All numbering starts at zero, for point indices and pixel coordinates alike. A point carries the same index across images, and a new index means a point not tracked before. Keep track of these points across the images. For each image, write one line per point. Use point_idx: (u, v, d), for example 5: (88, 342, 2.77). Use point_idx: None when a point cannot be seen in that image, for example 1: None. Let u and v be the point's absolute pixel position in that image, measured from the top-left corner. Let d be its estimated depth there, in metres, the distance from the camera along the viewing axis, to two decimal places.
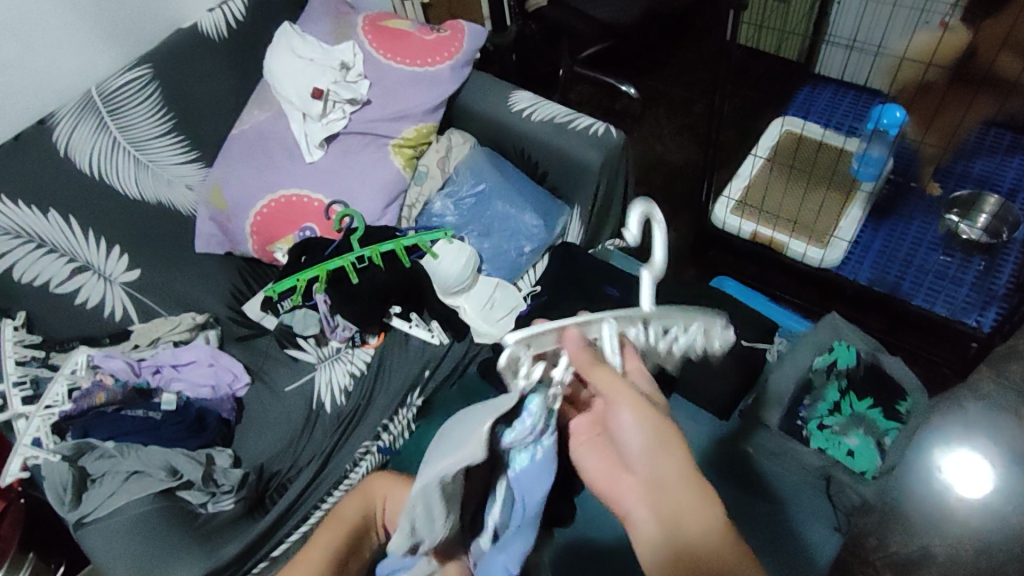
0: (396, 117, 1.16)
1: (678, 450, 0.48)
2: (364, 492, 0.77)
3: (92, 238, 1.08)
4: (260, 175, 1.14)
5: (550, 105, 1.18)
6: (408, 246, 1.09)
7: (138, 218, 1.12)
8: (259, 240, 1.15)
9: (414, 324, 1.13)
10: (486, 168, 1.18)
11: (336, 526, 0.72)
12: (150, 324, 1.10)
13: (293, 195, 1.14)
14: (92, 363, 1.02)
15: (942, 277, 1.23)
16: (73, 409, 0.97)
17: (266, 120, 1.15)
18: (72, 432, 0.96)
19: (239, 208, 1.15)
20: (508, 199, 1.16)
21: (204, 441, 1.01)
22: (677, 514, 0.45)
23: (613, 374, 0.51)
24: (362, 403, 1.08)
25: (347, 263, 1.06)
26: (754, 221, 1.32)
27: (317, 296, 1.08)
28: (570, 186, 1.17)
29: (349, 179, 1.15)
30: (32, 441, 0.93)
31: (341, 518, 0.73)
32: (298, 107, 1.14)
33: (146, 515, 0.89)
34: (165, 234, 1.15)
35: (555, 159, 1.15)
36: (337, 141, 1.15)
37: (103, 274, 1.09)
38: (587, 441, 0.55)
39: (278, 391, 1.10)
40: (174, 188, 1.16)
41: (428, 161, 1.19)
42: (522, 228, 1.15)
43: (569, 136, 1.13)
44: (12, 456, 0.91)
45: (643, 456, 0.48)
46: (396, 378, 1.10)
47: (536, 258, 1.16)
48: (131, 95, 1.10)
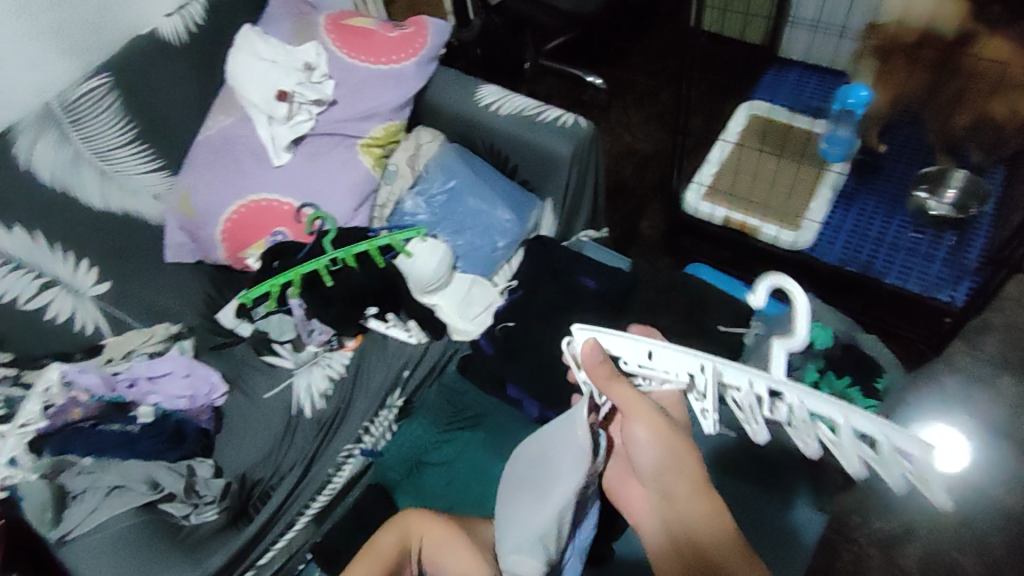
0: (364, 116, 1.16)
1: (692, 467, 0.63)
2: (399, 526, 0.82)
3: (60, 252, 1.06)
4: (228, 181, 1.13)
5: (517, 97, 1.17)
6: (381, 246, 1.08)
7: (107, 229, 1.11)
8: (230, 247, 1.14)
9: (391, 324, 1.10)
10: (456, 164, 1.17)
11: (371, 560, 0.79)
12: (123, 336, 1.09)
13: (262, 199, 1.12)
14: (65, 379, 0.98)
15: (913, 254, 1.25)
16: (48, 427, 0.95)
17: (230, 124, 1.14)
18: (49, 449, 0.94)
19: (208, 216, 1.13)
20: (481, 195, 1.16)
21: (184, 452, 0.99)
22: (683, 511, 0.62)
23: (628, 391, 0.65)
24: (343, 406, 1.07)
25: (321, 266, 1.05)
26: (727, 206, 1.32)
27: (291, 301, 1.05)
28: (541, 179, 1.17)
29: (318, 181, 1.13)
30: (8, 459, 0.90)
31: (376, 549, 0.80)
32: (263, 110, 1.12)
33: (130, 529, 0.88)
34: (134, 248, 1.14)
35: (525, 152, 1.15)
36: (304, 144, 1.14)
37: (72, 288, 1.08)
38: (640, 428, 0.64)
39: (257, 398, 1.09)
40: (140, 198, 1.14)
41: (398, 160, 1.18)
42: (494, 223, 1.15)
43: (538, 128, 1.13)
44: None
45: (661, 467, 0.64)
46: (376, 379, 1.08)
47: (511, 252, 1.16)
48: (93, 104, 1.07)
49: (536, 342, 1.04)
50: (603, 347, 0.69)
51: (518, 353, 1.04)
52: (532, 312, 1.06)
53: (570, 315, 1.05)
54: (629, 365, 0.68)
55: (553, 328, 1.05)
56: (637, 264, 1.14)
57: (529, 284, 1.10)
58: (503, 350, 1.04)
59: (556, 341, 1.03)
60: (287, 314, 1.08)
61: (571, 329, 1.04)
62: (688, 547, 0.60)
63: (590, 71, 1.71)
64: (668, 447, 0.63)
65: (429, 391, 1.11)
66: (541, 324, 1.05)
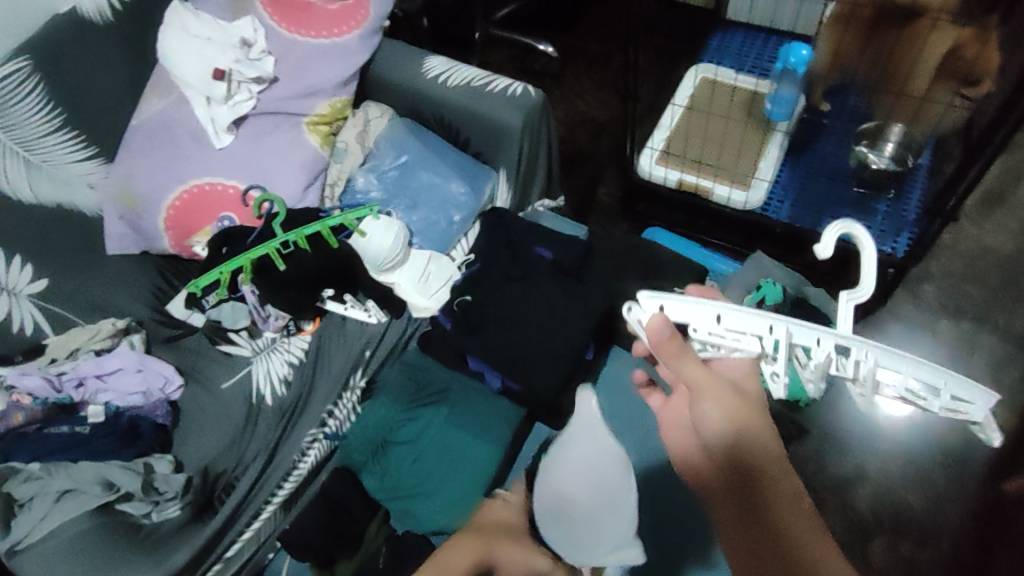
0: (308, 93, 1.12)
1: (758, 414, 0.64)
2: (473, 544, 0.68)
3: None
4: (168, 166, 1.08)
5: (465, 67, 1.15)
6: (334, 227, 1.05)
7: (40, 222, 1.06)
8: (175, 235, 1.09)
9: (349, 305, 1.08)
10: (407, 140, 1.15)
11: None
12: (66, 335, 1.04)
13: (206, 184, 1.08)
14: (7, 382, 0.96)
15: (856, 210, 1.29)
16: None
17: (166, 107, 1.09)
18: None
19: (150, 203, 1.09)
20: (433, 169, 1.14)
21: (140, 450, 0.96)
22: (739, 419, 0.63)
23: (699, 368, 0.65)
24: (305, 390, 1.05)
25: (272, 249, 1.02)
26: (678, 169, 1.34)
27: (244, 287, 1.02)
28: (494, 150, 1.15)
29: (263, 162, 1.09)
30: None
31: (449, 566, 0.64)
32: (200, 90, 1.08)
33: (85, 533, 0.86)
34: (71, 241, 1.09)
35: (475, 123, 1.13)
36: (247, 124, 1.10)
37: (6, 287, 1.03)
38: (708, 390, 0.64)
39: (214, 388, 1.06)
40: (74, 188, 1.09)
41: (347, 137, 1.15)
42: (449, 198, 1.13)
43: (487, 98, 1.11)
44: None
45: (732, 410, 0.64)
46: (337, 362, 1.07)
47: (467, 225, 1.15)
48: (12, 91, 1.00)
49: (497, 313, 1.03)
50: (671, 320, 0.64)
51: (476, 326, 1.03)
52: (492, 284, 1.06)
53: (529, 284, 1.05)
54: (699, 334, 0.62)
55: (512, 299, 1.04)
56: (593, 231, 1.14)
57: (485, 257, 1.09)
58: (461, 323, 1.03)
59: (517, 311, 1.03)
60: (239, 300, 1.03)
61: (531, 298, 1.03)
62: (739, 457, 0.62)
63: (540, 39, 1.69)
64: (739, 413, 0.63)
65: (391, 370, 1.09)
66: (500, 296, 1.04)
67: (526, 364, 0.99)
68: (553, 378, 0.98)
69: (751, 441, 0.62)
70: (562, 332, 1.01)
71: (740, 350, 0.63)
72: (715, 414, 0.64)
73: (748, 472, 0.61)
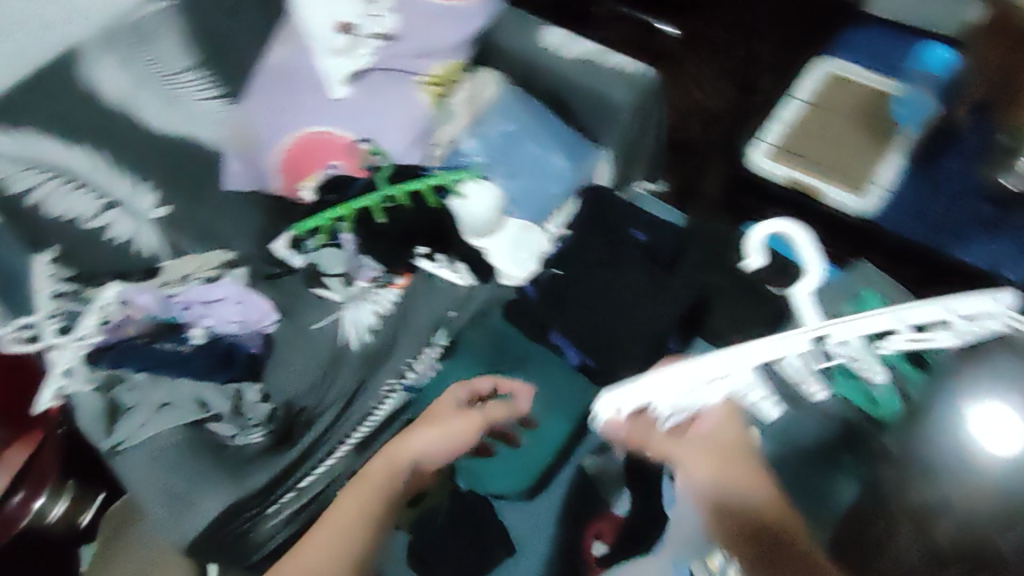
0: (424, 53, 1.13)
1: (746, 468, 0.83)
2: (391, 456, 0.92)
3: (120, 173, 1.07)
4: (286, 111, 1.12)
5: (582, 40, 1.15)
6: (435, 187, 1.08)
7: (164, 151, 1.12)
8: (288, 177, 1.15)
9: (438, 263, 1.10)
10: (515, 108, 1.15)
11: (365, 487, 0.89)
12: (180, 261, 1.12)
13: (320, 132, 1.12)
14: (122, 298, 1.00)
15: (982, 230, 1.19)
16: (105, 341, 0.96)
17: (287, 53, 1.12)
18: (104, 363, 0.94)
19: (268, 145, 1.14)
20: (536, 140, 1.13)
21: (233, 376, 1.02)
22: (737, 484, 0.81)
23: (680, 444, 0.85)
24: (389, 340, 1.09)
25: (374, 203, 1.06)
26: (792, 166, 1.26)
27: (344, 235, 1.06)
28: (601, 127, 1.15)
29: (376, 117, 1.12)
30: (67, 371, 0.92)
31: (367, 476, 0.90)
32: (321, 39, 1.10)
33: (177, 444, 0.92)
34: (188, 173, 1.15)
35: (586, 97, 1.13)
36: (363, 79, 1.12)
37: (131, 210, 1.09)
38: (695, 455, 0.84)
39: (306, 328, 1.13)
40: (199, 122, 1.14)
41: (455, 100, 1.15)
42: (550, 170, 1.13)
43: (601, 73, 1.12)
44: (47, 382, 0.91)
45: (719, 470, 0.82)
46: (418, 317, 1.11)
47: (564, 199, 1.13)
48: (155, 28, 1.09)
49: (582, 293, 1.02)
50: (625, 423, 0.83)
51: (558, 304, 1.03)
52: (584, 259, 1.05)
53: (616, 265, 1.03)
54: (661, 411, 0.81)
55: (599, 280, 1.03)
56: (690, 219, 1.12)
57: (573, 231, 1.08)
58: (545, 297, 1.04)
59: (603, 290, 1.01)
60: (337, 246, 1.07)
61: (617, 282, 1.02)
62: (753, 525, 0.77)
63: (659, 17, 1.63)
64: (718, 468, 0.82)
65: (475, 332, 1.10)
66: (586, 274, 1.04)
67: (605, 346, 0.98)
68: (632, 364, 0.97)
69: (738, 499, 0.79)
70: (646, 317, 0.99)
71: (694, 407, 0.83)
72: (710, 470, 0.82)
73: (757, 530, 0.76)
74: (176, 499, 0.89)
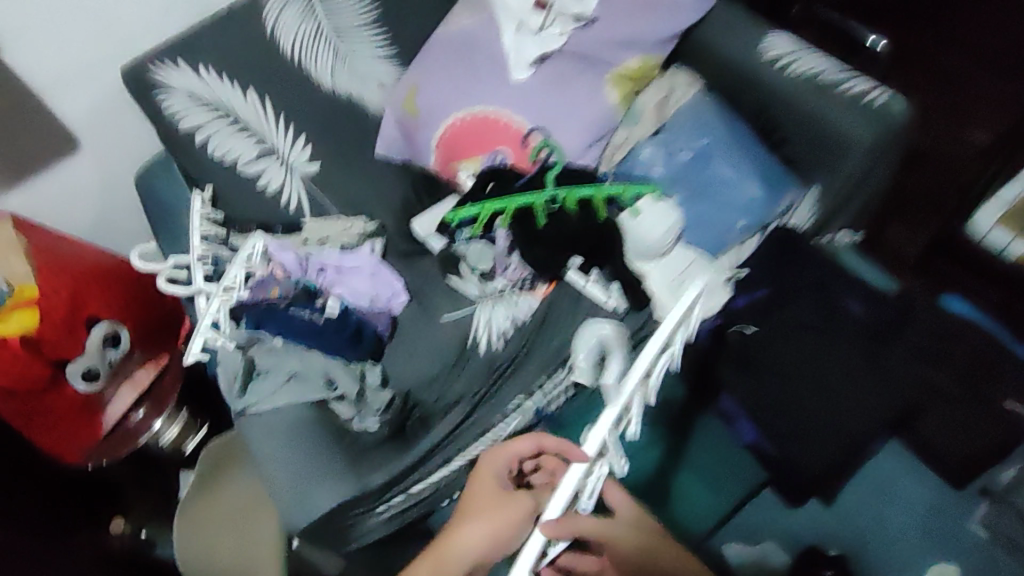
0: (622, 44, 1.01)
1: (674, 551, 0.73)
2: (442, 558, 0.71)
3: (282, 122, 1.05)
4: (461, 85, 1.03)
5: (814, 54, 0.99)
6: (608, 197, 0.95)
7: (329, 108, 1.07)
8: (445, 155, 1.04)
9: (591, 280, 0.97)
10: (713, 120, 1.01)
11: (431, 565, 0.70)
12: (325, 222, 1.04)
13: (491, 114, 1.01)
14: (267, 252, 0.98)
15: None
16: (249, 297, 0.91)
17: (475, 24, 1.03)
18: (247, 318, 0.91)
19: (432, 117, 1.04)
20: (730, 161, 0.99)
21: (360, 355, 0.95)
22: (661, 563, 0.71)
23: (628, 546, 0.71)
24: (522, 353, 0.97)
25: (538, 203, 0.95)
26: None
27: (500, 231, 0.96)
28: (811, 161, 0.97)
29: (556, 106, 1.00)
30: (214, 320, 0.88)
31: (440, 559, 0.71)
32: (513, 15, 1.01)
33: (301, 420, 0.90)
34: (346, 131, 1.08)
35: (803, 123, 0.97)
36: (550, 62, 1.01)
37: (285, 161, 1.06)
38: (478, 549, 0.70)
39: (434, 318, 1.02)
40: (366, 82, 1.08)
41: (646, 101, 1.03)
42: (739, 199, 0.98)
43: (829, 96, 0.95)
44: (193, 338, 0.85)
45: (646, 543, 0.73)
46: (558, 335, 0.97)
47: (748, 236, 0.99)
48: None
49: (786, 364, 0.88)
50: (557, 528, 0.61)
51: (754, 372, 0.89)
52: (784, 315, 0.89)
53: (831, 346, 0.88)
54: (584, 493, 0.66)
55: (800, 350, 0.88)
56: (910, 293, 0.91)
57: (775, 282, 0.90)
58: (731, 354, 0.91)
59: (796, 367, 0.88)
60: (491, 244, 0.98)
61: (824, 362, 0.87)
62: None
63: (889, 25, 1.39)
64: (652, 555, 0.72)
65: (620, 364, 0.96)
66: (786, 344, 0.89)
67: (795, 430, 0.87)
68: (826, 461, 0.87)
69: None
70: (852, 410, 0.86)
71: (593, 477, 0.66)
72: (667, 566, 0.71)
73: None
74: (295, 495, 0.87)
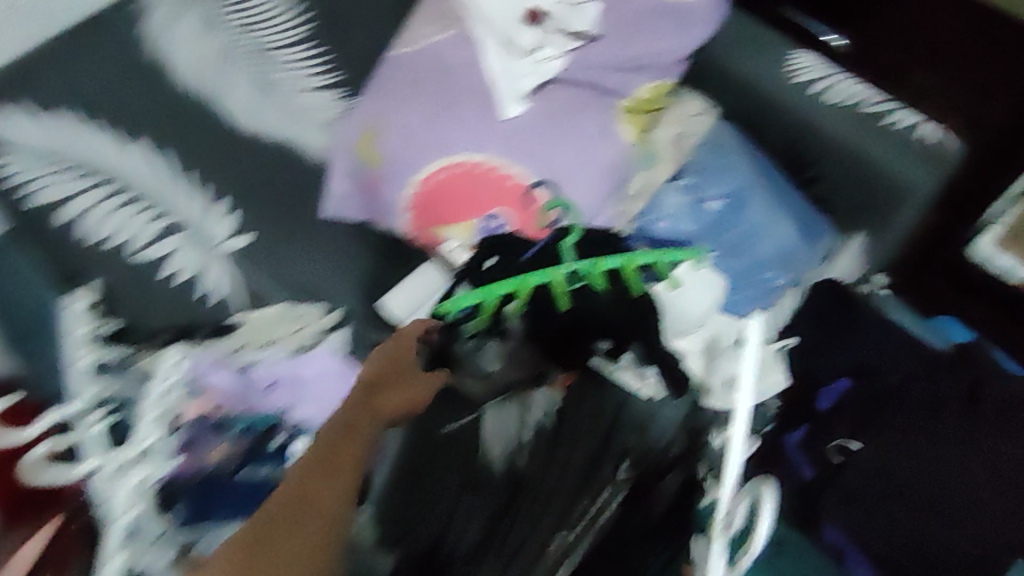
0: (634, 67, 0.81)
1: None
2: None
3: (194, 185, 0.81)
4: (431, 126, 0.79)
5: (850, 80, 0.84)
6: (641, 266, 0.79)
7: (252, 164, 0.84)
8: (419, 218, 0.82)
9: (622, 363, 0.79)
10: (742, 160, 0.84)
11: None
12: (268, 318, 0.81)
13: (477, 164, 0.79)
14: (191, 376, 0.73)
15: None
16: (178, 466, 0.68)
17: (444, 45, 0.79)
18: (180, 510, 0.67)
19: (397, 170, 0.81)
20: (767, 206, 0.83)
21: None
22: None
23: None
24: (545, 475, 0.70)
25: (557, 280, 0.76)
26: None
27: (510, 321, 0.76)
28: (853, 204, 0.85)
29: (560, 152, 0.79)
30: (125, 523, 0.63)
31: None
32: (497, 33, 0.78)
33: None
34: (280, 190, 0.85)
35: (847, 163, 0.83)
36: (547, 93, 0.79)
37: (201, 237, 0.81)
38: None
39: (421, 437, 0.71)
40: (305, 122, 0.85)
41: (662, 137, 0.85)
42: (779, 253, 0.83)
43: (874, 133, 0.81)
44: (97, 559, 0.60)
45: None
46: (583, 446, 0.73)
47: (788, 293, 0.86)
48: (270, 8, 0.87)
49: (904, 480, 0.75)
50: None
51: (886, 496, 0.75)
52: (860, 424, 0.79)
53: (936, 458, 0.75)
54: None
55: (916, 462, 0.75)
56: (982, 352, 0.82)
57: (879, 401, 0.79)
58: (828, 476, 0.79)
59: (890, 483, 0.76)
60: (503, 339, 0.76)
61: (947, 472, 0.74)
62: None
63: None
64: None
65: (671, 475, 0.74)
66: (903, 459, 0.75)
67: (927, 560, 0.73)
68: None
69: None
70: (1000, 513, 0.72)
71: None
72: None
73: None
74: None
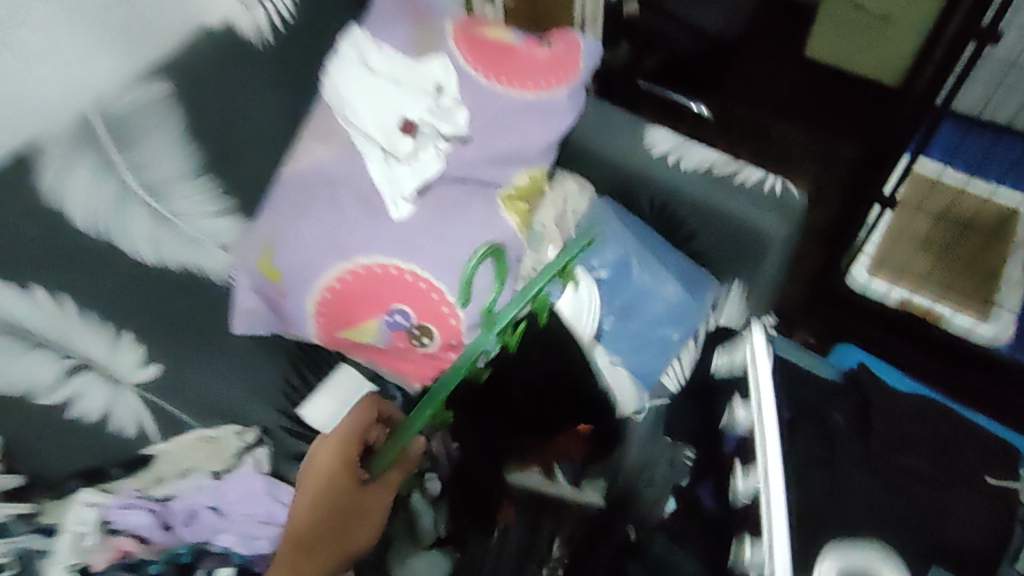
0: (507, 161, 0.89)
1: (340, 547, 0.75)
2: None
3: (94, 324, 0.76)
4: (328, 235, 0.83)
5: (699, 148, 0.94)
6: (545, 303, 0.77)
7: (152, 295, 0.81)
8: (326, 323, 0.85)
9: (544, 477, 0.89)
10: (620, 229, 0.92)
11: None
12: (180, 449, 0.82)
13: (376, 265, 0.83)
14: (104, 520, 0.72)
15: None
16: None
17: (330, 159, 0.85)
18: None
19: (301, 281, 0.84)
20: (648, 268, 0.91)
21: None
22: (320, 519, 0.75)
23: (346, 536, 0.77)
24: (485, 547, 0.86)
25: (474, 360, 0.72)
26: (904, 287, 1.25)
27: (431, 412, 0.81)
28: (722, 254, 0.94)
29: (453, 244, 0.84)
30: None
31: None
32: (379, 143, 0.85)
33: None
34: (183, 316, 0.84)
35: (711, 222, 0.92)
36: (431, 192, 0.86)
37: (108, 374, 0.79)
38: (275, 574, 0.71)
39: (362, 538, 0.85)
40: (203, 250, 0.85)
41: (545, 218, 0.92)
42: (667, 311, 0.91)
43: (730, 194, 0.90)
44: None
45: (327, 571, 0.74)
46: (516, 524, 0.88)
47: (682, 346, 0.93)
48: (148, 121, 0.77)
49: (816, 508, 0.89)
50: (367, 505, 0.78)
51: (813, 527, 0.87)
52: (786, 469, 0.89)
53: (833, 475, 0.91)
54: None
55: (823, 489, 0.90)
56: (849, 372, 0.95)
57: (784, 443, 0.91)
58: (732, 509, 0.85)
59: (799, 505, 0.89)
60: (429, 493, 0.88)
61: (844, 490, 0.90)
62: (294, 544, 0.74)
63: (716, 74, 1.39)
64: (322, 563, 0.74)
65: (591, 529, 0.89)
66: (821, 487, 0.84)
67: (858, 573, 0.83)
68: None
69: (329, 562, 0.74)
70: (888, 525, 0.87)
71: None
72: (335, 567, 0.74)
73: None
74: None
